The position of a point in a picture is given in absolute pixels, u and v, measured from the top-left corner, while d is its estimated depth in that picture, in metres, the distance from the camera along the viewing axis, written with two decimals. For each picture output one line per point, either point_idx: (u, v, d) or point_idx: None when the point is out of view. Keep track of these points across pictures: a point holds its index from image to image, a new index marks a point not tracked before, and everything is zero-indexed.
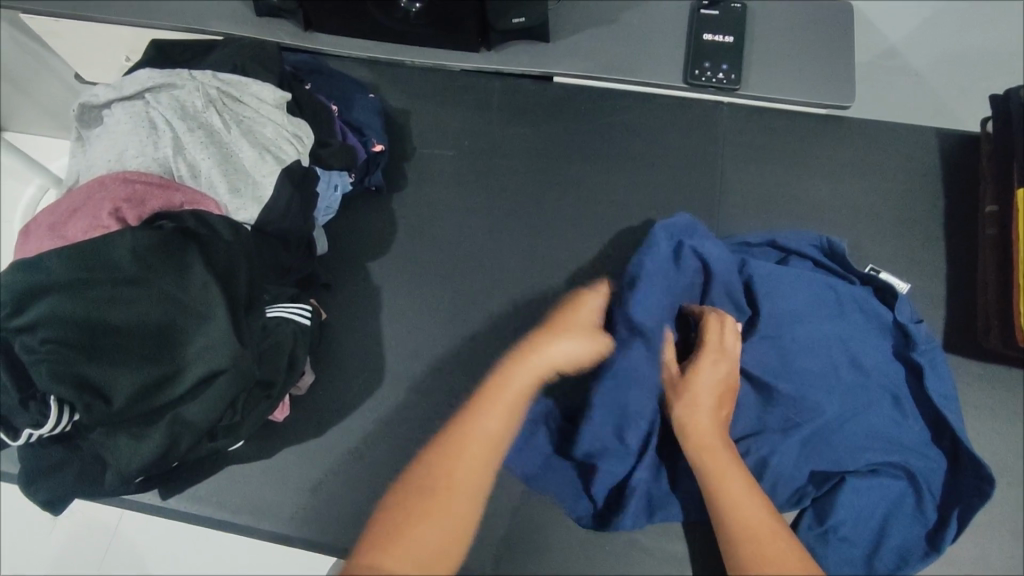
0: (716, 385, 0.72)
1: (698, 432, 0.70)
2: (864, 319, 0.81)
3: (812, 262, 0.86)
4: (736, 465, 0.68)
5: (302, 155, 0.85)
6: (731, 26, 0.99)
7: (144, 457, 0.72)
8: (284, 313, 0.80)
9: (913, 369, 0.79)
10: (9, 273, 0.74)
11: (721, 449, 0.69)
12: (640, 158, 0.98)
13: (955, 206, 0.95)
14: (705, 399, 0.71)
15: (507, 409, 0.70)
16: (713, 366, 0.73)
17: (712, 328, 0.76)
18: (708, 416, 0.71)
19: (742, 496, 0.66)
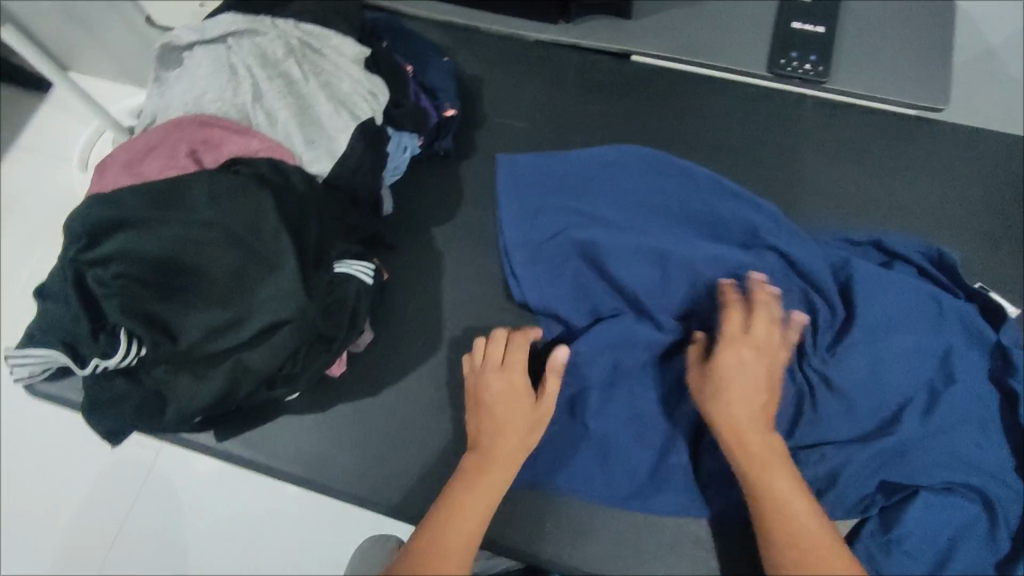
0: (748, 375, 0.73)
1: (738, 430, 0.71)
2: (965, 335, 0.79)
3: (916, 269, 0.84)
4: (777, 463, 0.70)
5: (376, 113, 0.84)
6: (824, 15, 0.95)
7: (205, 399, 0.74)
8: (351, 271, 0.79)
9: (1008, 399, 0.78)
10: (84, 207, 0.75)
11: (763, 448, 0.70)
12: (714, 147, 0.96)
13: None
14: (739, 396, 0.72)
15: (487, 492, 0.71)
16: (738, 355, 0.73)
17: (734, 320, 0.76)
18: (743, 408, 0.72)
19: (785, 500, 0.68)
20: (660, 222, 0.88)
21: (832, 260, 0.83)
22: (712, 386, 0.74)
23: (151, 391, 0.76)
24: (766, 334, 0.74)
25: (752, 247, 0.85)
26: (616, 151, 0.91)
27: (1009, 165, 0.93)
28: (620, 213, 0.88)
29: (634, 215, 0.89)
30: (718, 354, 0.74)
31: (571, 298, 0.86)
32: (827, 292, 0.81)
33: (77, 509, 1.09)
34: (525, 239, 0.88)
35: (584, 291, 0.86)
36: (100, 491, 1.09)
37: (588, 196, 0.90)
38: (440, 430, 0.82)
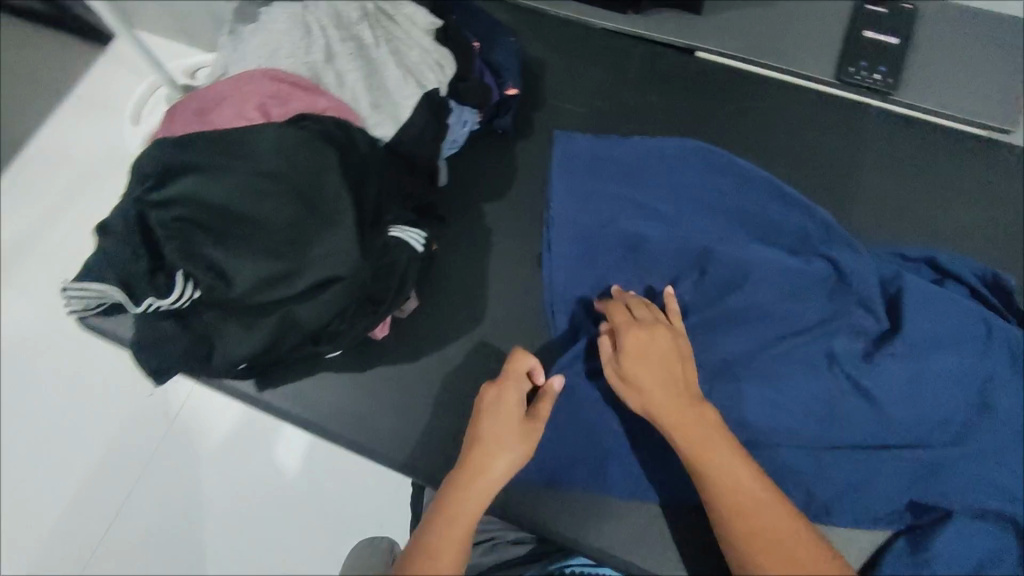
0: (655, 348, 0.72)
1: (666, 412, 0.68)
2: (1012, 361, 0.77)
3: (968, 289, 0.83)
4: (713, 431, 0.66)
5: (441, 84, 0.85)
6: (900, 27, 0.94)
7: (251, 347, 0.75)
8: (404, 237, 0.79)
9: None
10: (155, 148, 0.76)
11: (696, 426, 0.67)
12: (774, 150, 0.95)
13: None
14: (651, 370, 0.70)
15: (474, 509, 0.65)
16: (634, 333, 0.72)
17: (616, 312, 0.77)
18: (659, 377, 0.69)
19: (730, 486, 0.64)
20: (711, 218, 0.88)
21: (882, 271, 0.83)
22: (625, 371, 0.71)
23: (198, 337, 0.77)
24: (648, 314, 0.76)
25: (803, 252, 0.85)
26: (673, 145, 0.91)
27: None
28: (674, 206, 0.88)
29: (684, 212, 0.88)
30: (621, 337, 0.73)
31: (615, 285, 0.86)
32: (875, 304, 0.81)
33: (112, 444, 1.13)
34: (576, 219, 0.88)
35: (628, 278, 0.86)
36: (136, 429, 1.13)
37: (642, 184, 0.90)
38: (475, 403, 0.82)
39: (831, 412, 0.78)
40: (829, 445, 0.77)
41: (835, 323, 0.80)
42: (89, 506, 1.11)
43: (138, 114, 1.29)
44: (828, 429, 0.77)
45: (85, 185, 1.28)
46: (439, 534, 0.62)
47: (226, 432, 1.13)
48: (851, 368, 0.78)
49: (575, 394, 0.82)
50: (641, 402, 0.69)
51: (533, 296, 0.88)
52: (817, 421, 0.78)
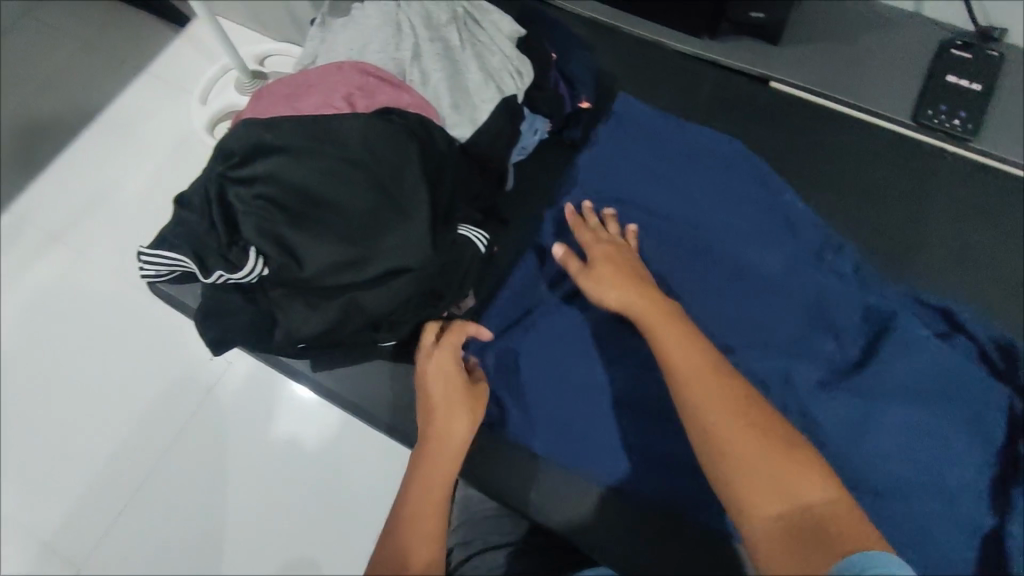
0: (621, 257, 0.76)
1: (628, 306, 0.70)
2: (972, 427, 0.76)
3: (973, 346, 0.81)
4: (666, 316, 0.67)
5: (519, 90, 0.87)
6: (982, 73, 0.93)
7: (315, 327, 0.78)
8: (470, 236, 0.82)
9: None
10: (245, 127, 0.79)
11: (654, 310, 0.68)
12: (845, 186, 0.95)
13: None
14: (615, 273, 0.73)
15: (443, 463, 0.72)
16: (600, 245, 0.77)
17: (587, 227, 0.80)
18: (620, 276, 0.72)
19: (680, 357, 0.62)
20: (758, 237, 0.87)
21: (879, 305, 0.82)
22: (597, 275, 0.73)
23: (264, 310, 0.81)
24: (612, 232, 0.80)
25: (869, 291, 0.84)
26: (714, 142, 0.92)
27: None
28: (739, 228, 0.87)
29: (710, 213, 0.88)
30: (591, 249, 0.77)
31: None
32: (855, 336, 0.81)
33: (152, 409, 1.16)
34: (602, 188, 0.89)
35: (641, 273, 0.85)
36: (175, 396, 1.16)
37: (704, 197, 0.89)
38: (520, 405, 0.83)
39: (872, 454, 0.75)
40: (870, 491, 0.74)
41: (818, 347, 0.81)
42: (123, 466, 1.14)
43: (206, 94, 1.31)
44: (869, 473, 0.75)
45: (153, 157, 1.32)
46: (413, 510, 0.68)
47: (262, 408, 1.15)
48: (802, 396, 0.79)
49: (622, 408, 0.81)
50: (607, 301, 0.72)
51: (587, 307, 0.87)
52: (856, 465, 0.75)
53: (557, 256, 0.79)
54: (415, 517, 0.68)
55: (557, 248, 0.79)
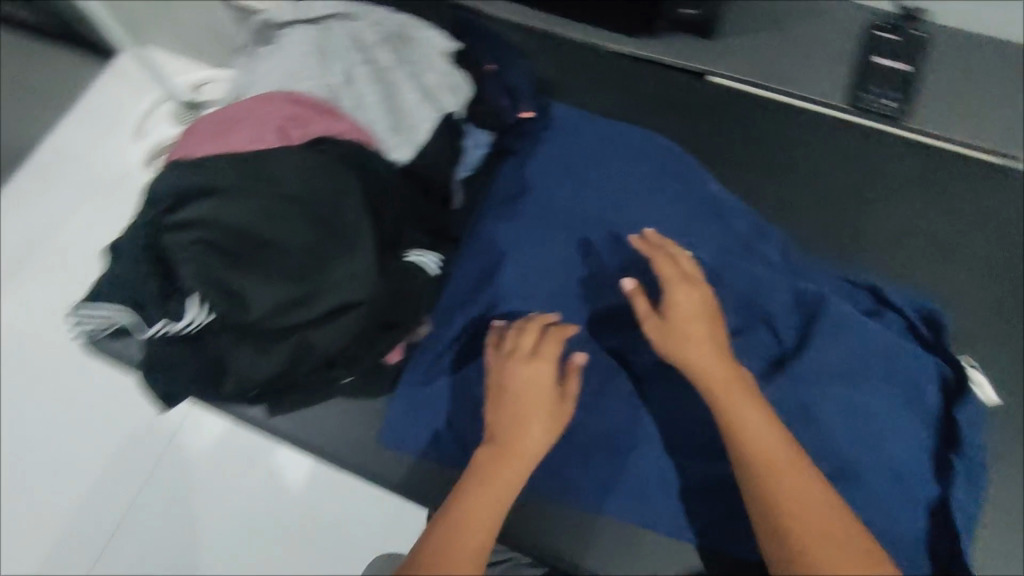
0: (703, 311, 0.72)
1: (706, 364, 0.69)
2: (908, 397, 0.76)
3: (906, 321, 0.82)
4: (743, 378, 0.70)
5: (457, 107, 0.86)
6: (908, 54, 0.96)
7: (268, 371, 0.75)
8: (419, 260, 0.80)
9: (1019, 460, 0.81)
10: (174, 169, 0.76)
11: (725, 378, 0.69)
12: (792, 170, 0.95)
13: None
14: (697, 329, 0.71)
15: (503, 479, 0.68)
16: (683, 293, 0.73)
17: (668, 262, 0.75)
18: (706, 335, 0.71)
19: (757, 418, 0.66)
20: (709, 233, 0.87)
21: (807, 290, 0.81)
22: (677, 327, 0.71)
23: (211, 358, 0.77)
24: (695, 269, 0.76)
25: (818, 275, 0.85)
26: (639, 139, 0.94)
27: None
28: (692, 224, 0.88)
29: (646, 209, 0.88)
30: (669, 298, 0.73)
31: (562, 270, 0.86)
32: (789, 317, 0.81)
33: (108, 467, 1.10)
34: (536, 192, 0.90)
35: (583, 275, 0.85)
36: (132, 450, 1.11)
37: (654, 197, 0.89)
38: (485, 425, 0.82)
39: (836, 439, 0.75)
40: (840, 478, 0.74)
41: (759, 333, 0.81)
42: (82, 530, 1.08)
43: (140, 127, 1.30)
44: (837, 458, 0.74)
45: (85, 200, 1.26)
46: (461, 526, 0.65)
47: (226, 453, 1.10)
48: None
49: (587, 413, 0.82)
50: (677, 357, 0.71)
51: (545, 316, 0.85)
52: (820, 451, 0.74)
53: (625, 288, 0.75)
54: (461, 534, 0.64)
55: (625, 281, 0.75)
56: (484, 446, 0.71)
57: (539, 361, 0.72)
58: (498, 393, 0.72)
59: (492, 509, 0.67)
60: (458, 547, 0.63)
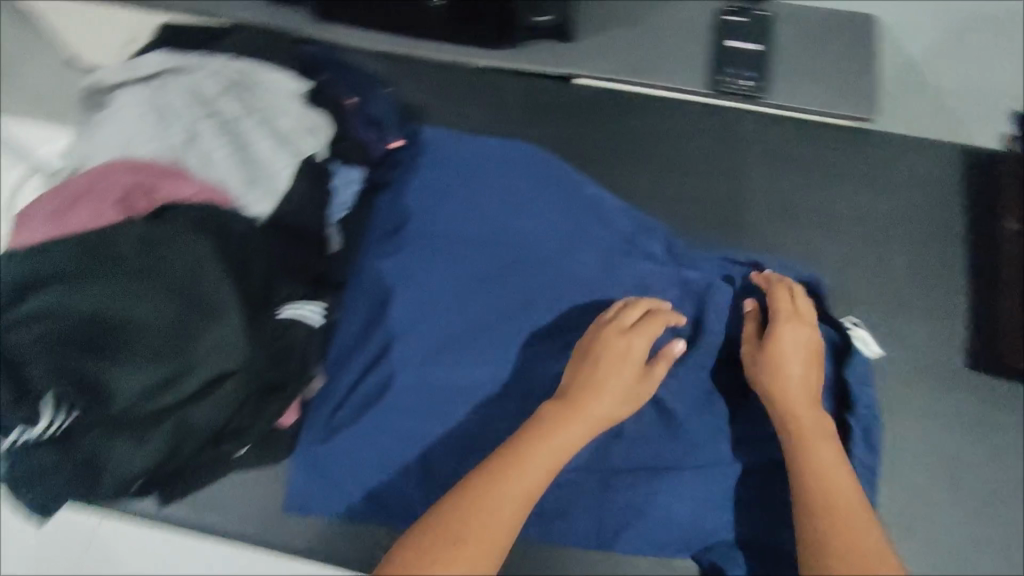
0: (805, 351, 0.73)
1: (790, 394, 0.70)
2: None
3: None
4: (822, 420, 0.69)
5: (318, 148, 0.81)
6: (758, 34, 0.99)
7: (146, 462, 0.69)
8: (296, 314, 0.76)
9: (916, 409, 0.83)
10: (7, 261, 0.70)
11: (814, 429, 0.68)
12: (666, 160, 0.97)
13: (995, 224, 0.89)
14: (795, 365, 0.72)
15: (571, 432, 0.66)
16: (793, 332, 0.74)
17: (783, 298, 0.77)
18: (798, 372, 0.71)
19: (821, 449, 0.66)
20: (594, 238, 0.87)
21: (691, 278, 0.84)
22: (773, 353, 0.72)
23: (82, 459, 0.69)
24: (809, 310, 0.76)
25: (702, 262, 0.87)
26: (514, 151, 0.92)
27: (934, 208, 0.91)
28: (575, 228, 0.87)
29: (524, 225, 0.87)
30: (773, 332, 0.73)
31: (446, 299, 0.82)
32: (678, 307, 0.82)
33: None
34: (414, 221, 0.86)
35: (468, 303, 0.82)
36: None
37: (535, 208, 0.88)
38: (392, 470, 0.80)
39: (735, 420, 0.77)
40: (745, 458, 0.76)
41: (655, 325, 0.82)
42: None
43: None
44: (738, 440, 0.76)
45: None
46: (520, 462, 0.62)
47: None
48: None
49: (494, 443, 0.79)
50: (771, 384, 0.71)
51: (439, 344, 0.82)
52: (721, 434, 0.76)
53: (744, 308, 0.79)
54: (517, 471, 0.61)
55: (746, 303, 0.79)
56: (553, 401, 0.69)
57: (636, 333, 0.73)
58: (584, 356, 0.72)
59: (551, 461, 0.64)
60: (505, 495, 0.60)
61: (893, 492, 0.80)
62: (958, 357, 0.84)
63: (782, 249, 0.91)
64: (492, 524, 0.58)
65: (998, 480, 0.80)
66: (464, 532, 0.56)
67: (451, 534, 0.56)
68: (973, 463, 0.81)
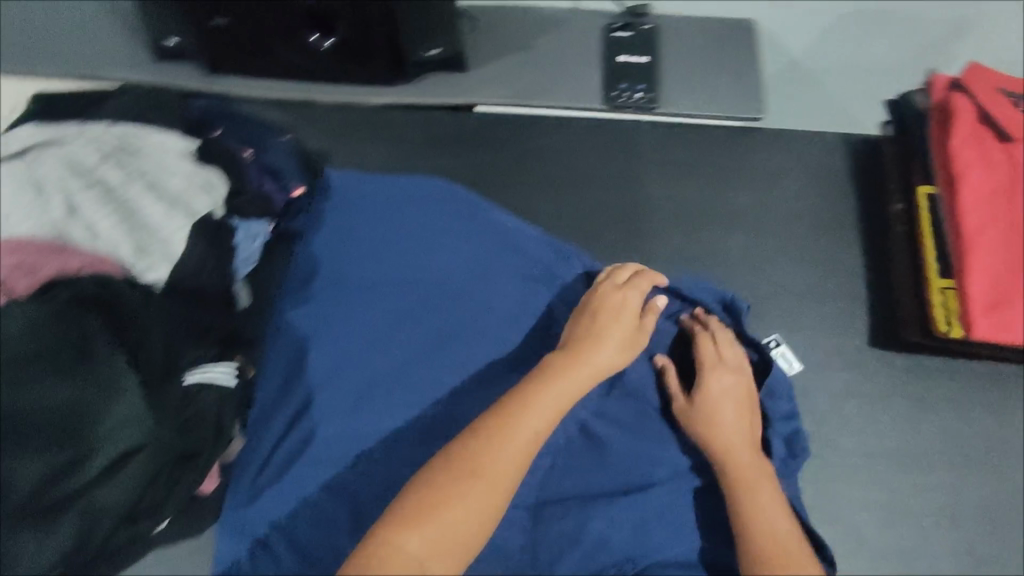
0: (733, 397, 0.74)
1: (728, 444, 0.70)
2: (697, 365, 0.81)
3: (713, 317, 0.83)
4: (761, 465, 0.69)
5: (214, 205, 0.81)
6: (644, 47, 1.03)
7: (55, 552, 0.66)
8: (204, 378, 0.74)
9: (837, 394, 0.82)
10: None
11: (754, 472, 0.68)
12: (567, 178, 0.99)
13: (881, 206, 0.94)
14: (727, 415, 0.72)
15: (576, 377, 0.69)
16: (719, 379, 0.74)
17: (707, 345, 0.77)
18: (733, 429, 0.71)
19: (763, 494, 0.66)
20: (503, 262, 0.89)
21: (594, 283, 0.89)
22: (702, 408, 0.72)
23: None
24: (737, 355, 0.77)
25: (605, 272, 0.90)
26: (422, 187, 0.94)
27: (823, 197, 0.96)
28: (486, 256, 0.88)
29: (436, 261, 0.87)
30: (703, 382, 0.74)
31: (361, 346, 0.82)
32: None
33: None
34: (323, 271, 0.86)
35: (384, 347, 0.82)
36: None
37: (442, 238, 0.89)
38: (310, 527, 0.76)
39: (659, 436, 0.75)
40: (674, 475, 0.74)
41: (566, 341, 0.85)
42: None
43: None
44: (669, 459, 0.74)
45: None
46: (528, 404, 0.65)
47: None
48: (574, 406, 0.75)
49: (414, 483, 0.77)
50: (710, 434, 0.70)
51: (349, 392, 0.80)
52: (646, 452, 0.74)
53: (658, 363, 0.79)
54: (526, 413, 0.64)
55: (659, 357, 0.79)
56: (562, 344, 0.72)
57: (631, 282, 0.77)
58: (585, 306, 0.75)
59: (557, 405, 0.66)
60: (518, 434, 0.63)
61: (826, 492, 0.78)
62: (864, 335, 0.85)
63: (689, 251, 0.93)
64: (505, 461, 0.61)
65: (926, 459, 0.78)
66: (478, 468, 0.60)
67: (466, 469, 0.60)
68: (903, 449, 0.79)
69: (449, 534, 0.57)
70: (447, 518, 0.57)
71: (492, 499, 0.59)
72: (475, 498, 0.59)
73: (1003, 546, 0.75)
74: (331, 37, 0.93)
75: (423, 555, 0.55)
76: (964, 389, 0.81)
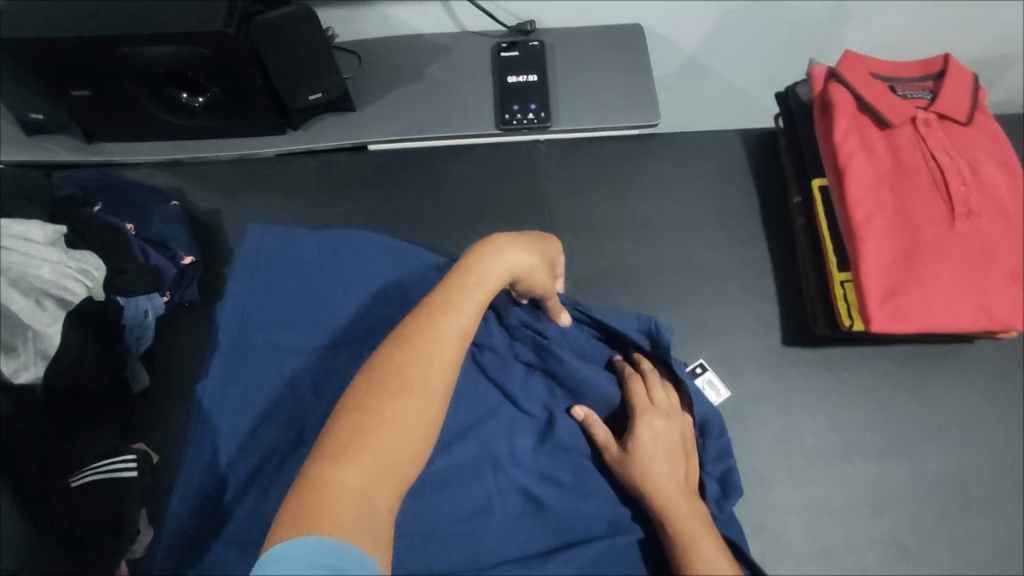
0: (667, 443, 0.70)
1: (662, 496, 0.66)
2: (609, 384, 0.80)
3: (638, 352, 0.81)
4: (698, 513, 0.65)
5: (93, 287, 0.77)
6: (534, 64, 0.99)
7: None
8: (100, 474, 0.74)
9: (750, 398, 0.83)
10: None
11: (691, 521, 0.64)
12: (471, 210, 0.97)
13: (781, 200, 0.95)
14: (658, 463, 0.68)
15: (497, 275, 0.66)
16: (651, 426, 0.71)
17: (637, 390, 0.75)
18: (668, 477, 0.68)
19: (701, 544, 0.62)
20: (404, 298, 0.88)
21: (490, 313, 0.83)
22: (634, 460, 0.69)
23: None
24: (668, 398, 0.74)
25: None
26: (324, 236, 0.91)
27: (725, 197, 0.96)
28: (398, 311, 0.87)
29: (356, 315, 0.86)
30: (633, 432, 0.71)
31: (285, 417, 0.80)
32: (507, 346, 0.82)
33: None
34: (227, 329, 0.85)
35: (305, 416, 0.79)
36: None
37: (344, 292, 0.88)
38: None
39: (586, 469, 0.75)
40: (601, 510, 0.73)
41: (482, 376, 0.81)
42: None
43: None
44: (593, 492, 0.74)
45: None
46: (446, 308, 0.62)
47: None
48: (490, 441, 0.77)
49: None
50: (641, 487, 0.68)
51: (258, 467, 0.77)
52: (569, 491, 0.74)
53: (580, 417, 0.77)
54: (448, 317, 0.61)
55: (578, 411, 0.77)
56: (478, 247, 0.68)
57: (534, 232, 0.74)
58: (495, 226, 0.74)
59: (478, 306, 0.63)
60: (439, 345, 0.60)
61: (750, 498, 0.79)
62: (773, 336, 0.87)
63: (600, 268, 0.91)
64: (430, 375, 0.58)
65: (837, 449, 0.81)
66: (402, 388, 0.57)
67: (388, 391, 0.57)
68: (815, 449, 0.81)
69: (381, 457, 0.54)
70: (376, 437, 0.55)
71: (423, 415, 0.57)
72: (405, 415, 0.56)
73: (922, 534, 0.78)
74: (202, 94, 0.89)
75: (361, 486, 0.53)
76: (867, 379, 0.84)
